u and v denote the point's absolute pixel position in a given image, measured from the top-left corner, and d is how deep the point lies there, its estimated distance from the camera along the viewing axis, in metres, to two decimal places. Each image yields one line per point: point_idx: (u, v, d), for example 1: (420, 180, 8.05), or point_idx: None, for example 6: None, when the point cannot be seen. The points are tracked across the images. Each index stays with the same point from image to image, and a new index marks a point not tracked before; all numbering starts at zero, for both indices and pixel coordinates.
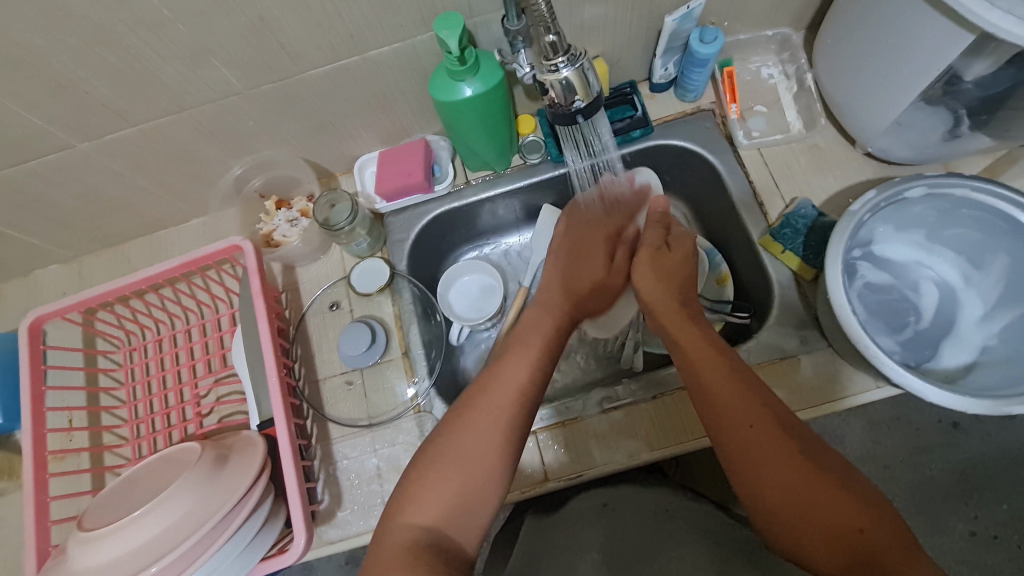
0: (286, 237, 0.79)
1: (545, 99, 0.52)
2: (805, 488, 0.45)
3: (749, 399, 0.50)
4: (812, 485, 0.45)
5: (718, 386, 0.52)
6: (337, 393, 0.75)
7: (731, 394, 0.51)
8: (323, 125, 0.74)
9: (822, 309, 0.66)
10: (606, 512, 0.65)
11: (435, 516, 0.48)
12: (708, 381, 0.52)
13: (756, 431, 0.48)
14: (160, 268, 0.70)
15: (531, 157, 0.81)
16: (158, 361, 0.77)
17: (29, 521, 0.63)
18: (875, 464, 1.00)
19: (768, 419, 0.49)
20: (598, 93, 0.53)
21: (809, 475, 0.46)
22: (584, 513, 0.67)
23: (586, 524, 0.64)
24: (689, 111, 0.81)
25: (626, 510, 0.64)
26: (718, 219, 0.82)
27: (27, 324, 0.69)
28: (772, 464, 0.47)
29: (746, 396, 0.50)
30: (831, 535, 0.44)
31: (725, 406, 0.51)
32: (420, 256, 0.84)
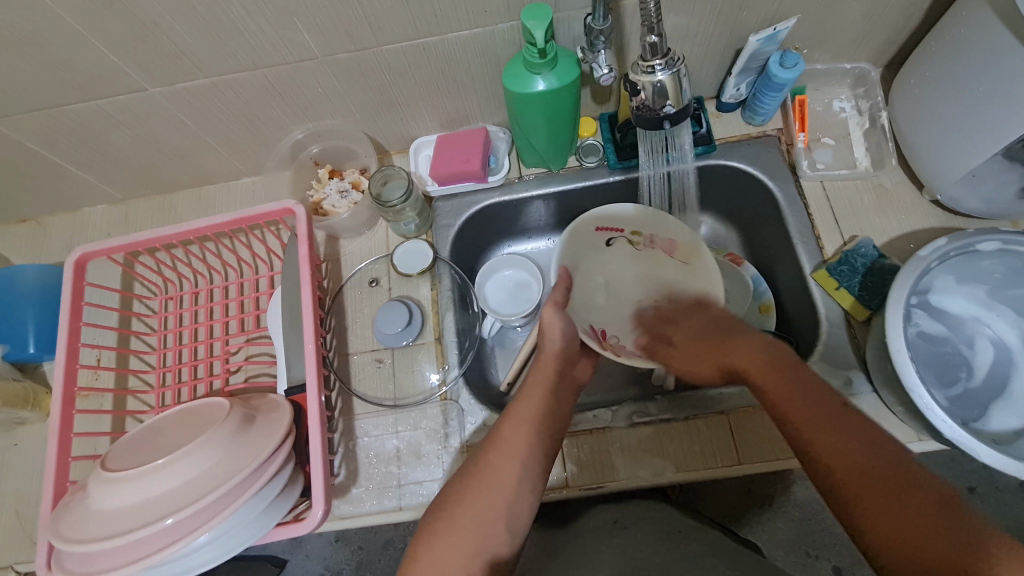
0: (335, 207, 0.79)
1: (633, 100, 0.51)
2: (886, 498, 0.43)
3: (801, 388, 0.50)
4: (884, 496, 0.43)
5: (791, 399, 0.50)
6: (365, 370, 0.74)
7: (800, 400, 0.49)
8: (388, 102, 0.73)
9: (872, 352, 0.64)
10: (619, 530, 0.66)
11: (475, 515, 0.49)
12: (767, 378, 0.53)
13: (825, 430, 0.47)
14: (212, 220, 0.71)
15: (587, 160, 0.81)
16: (192, 313, 0.77)
17: (51, 454, 0.63)
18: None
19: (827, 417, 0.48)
20: (688, 100, 0.50)
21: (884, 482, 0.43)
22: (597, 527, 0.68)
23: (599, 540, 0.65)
24: (754, 135, 0.80)
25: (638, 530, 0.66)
26: (769, 247, 0.81)
27: (73, 258, 0.70)
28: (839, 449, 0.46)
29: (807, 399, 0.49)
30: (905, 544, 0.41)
31: (797, 413, 0.49)
32: (463, 245, 0.84)
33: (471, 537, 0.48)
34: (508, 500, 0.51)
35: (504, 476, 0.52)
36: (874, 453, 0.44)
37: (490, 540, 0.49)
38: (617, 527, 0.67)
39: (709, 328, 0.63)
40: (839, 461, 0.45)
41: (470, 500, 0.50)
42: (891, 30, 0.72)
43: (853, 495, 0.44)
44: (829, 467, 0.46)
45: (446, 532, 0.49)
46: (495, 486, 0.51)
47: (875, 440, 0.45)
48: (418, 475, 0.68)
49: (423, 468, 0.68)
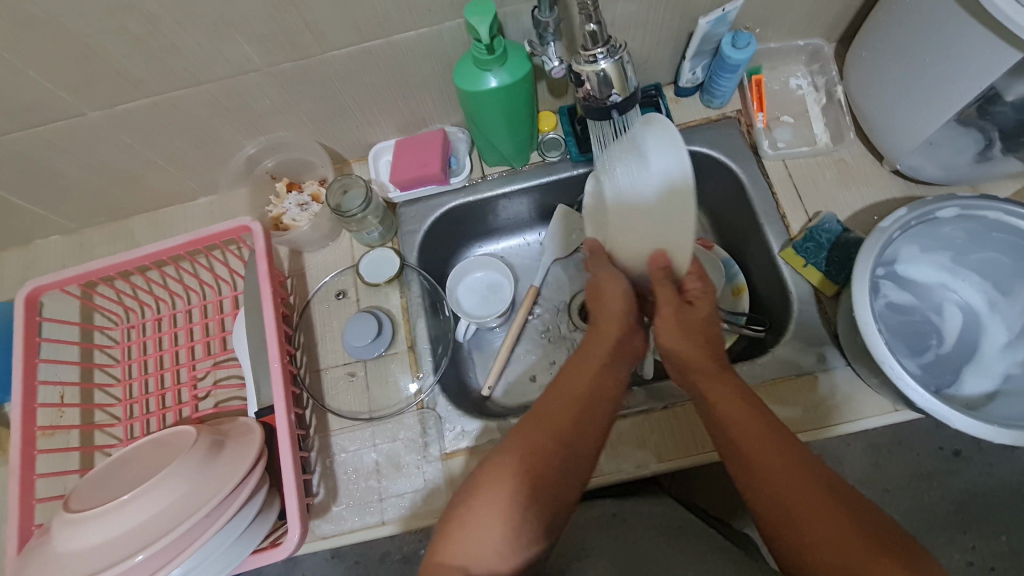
0: (296, 221, 0.77)
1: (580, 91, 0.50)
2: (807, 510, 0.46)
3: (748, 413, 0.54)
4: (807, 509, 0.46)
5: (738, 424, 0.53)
6: (339, 384, 0.73)
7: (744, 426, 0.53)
8: (341, 109, 0.72)
9: (842, 327, 0.64)
10: (616, 523, 0.67)
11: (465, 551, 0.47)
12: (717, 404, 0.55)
13: (761, 451, 0.51)
14: (168, 243, 0.69)
15: (549, 155, 0.80)
16: (156, 340, 0.75)
17: (14, 498, 0.61)
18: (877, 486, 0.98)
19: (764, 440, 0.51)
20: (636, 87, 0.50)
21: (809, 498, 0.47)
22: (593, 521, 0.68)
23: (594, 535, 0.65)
24: (713, 118, 0.80)
25: (635, 523, 0.66)
26: (738, 229, 0.81)
27: (24, 293, 0.67)
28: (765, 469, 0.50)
29: (751, 424, 0.53)
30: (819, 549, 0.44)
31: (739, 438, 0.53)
32: (431, 250, 0.82)
33: (506, 500, 0.49)
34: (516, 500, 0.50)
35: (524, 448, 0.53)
36: (815, 479, 0.48)
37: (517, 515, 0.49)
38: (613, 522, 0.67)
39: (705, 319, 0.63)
40: (777, 483, 0.49)
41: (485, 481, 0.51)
42: (840, 4, 0.72)
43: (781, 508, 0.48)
44: (768, 487, 0.49)
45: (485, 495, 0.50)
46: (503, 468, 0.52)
47: (821, 469, 0.49)
48: (399, 487, 0.67)
49: (404, 480, 0.67)
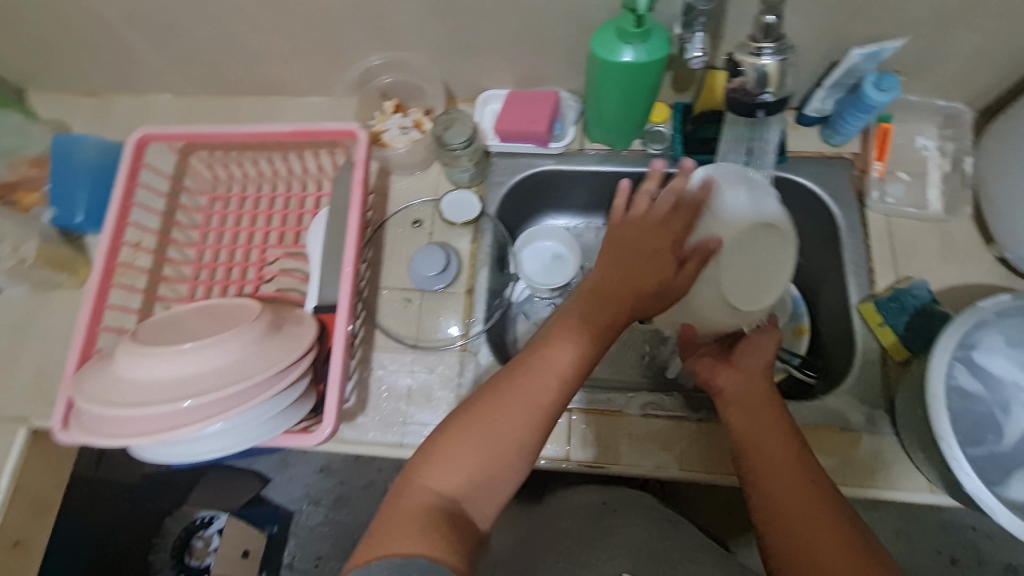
0: (394, 141, 0.78)
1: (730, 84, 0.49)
2: (803, 508, 0.49)
3: (769, 414, 0.55)
4: (804, 508, 0.49)
5: (753, 419, 0.55)
6: (393, 307, 0.74)
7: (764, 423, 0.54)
8: (469, 46, 0.72)
9: (902, 395, 0.63)
10: (607, 511, 0.67)
11: (452, 482, 0.48)
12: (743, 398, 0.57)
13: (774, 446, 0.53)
14: (275, 128, 0.71)
15: (652, 147, 0.79)
16: (237, 217, 0.78)
17: (83, 321, 0.65)
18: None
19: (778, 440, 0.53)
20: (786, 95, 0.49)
21: (808, 499, 0.49)
22: (586, 507, 0.69)
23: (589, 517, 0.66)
24: (827, 155, 0.77)
25: (626, 513, 0.66)
26: (818, 271, 0.79)
27: (136, 139, 0.72)
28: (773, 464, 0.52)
29: (771, 423, 0.54)
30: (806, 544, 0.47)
31: (749, 431, 0.55)
32: (509, 207, 0.83)
33: (476, 466, 0.49)
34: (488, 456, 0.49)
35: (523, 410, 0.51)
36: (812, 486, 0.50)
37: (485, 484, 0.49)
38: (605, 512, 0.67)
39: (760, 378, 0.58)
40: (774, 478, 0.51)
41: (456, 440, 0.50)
42: (999, 73, 0.68)
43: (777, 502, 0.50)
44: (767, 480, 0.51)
45: (465, 446, 0.49)
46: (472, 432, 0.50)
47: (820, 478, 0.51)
48: (425, 417, 0.69)
49: (431, 411, 0.69)
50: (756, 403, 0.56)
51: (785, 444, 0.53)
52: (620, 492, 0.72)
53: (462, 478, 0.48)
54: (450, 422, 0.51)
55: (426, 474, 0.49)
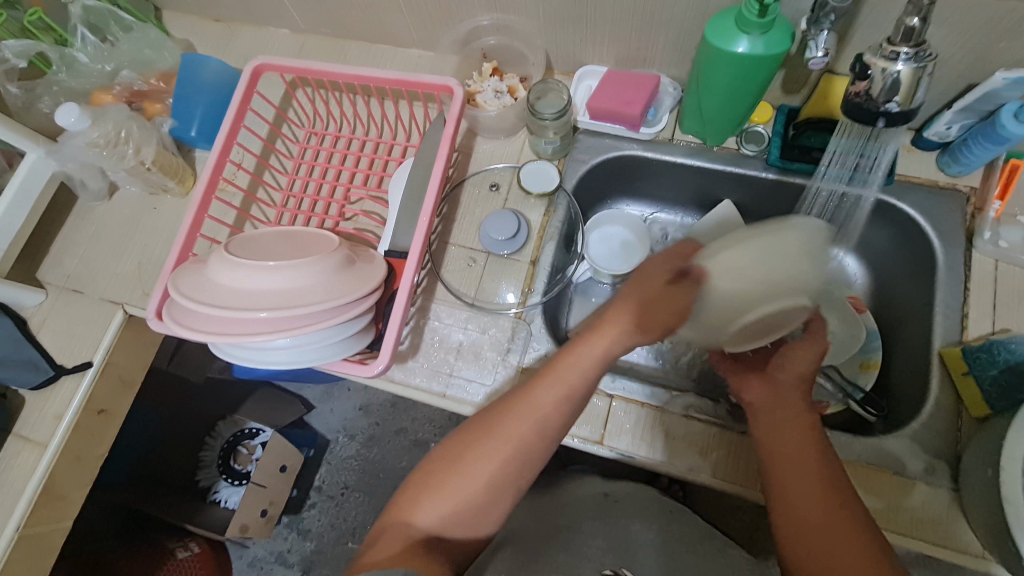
0: (487, 103, 0.80)
1: (858, 85, 0.48)
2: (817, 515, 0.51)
3: (798, 423, 0.56)
4: (822, 516, 0.50)
5: (781, 426, 0.56)
6: (458, 263, 0.77)
7: (791, 432, 0.55)
8: (578, 17, 0.72)
9: (973, 452, 0.59)
10: (608, 502, 0.73)
11: (436, 518, 0.54)
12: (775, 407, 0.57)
13: (797, 456, 0.54)
14: (379, 74, 0.74)
15: (747, 147, 0.76)
16: (329, 153, 0.82)
17: (184, 227, 0.71)
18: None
19: (803, 449, 0.54)
20: (918, 103, 0.48)
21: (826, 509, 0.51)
22: (589, 498, 0.74)
23: (591, 507, 0.72)
24: (941, 184, 0.72)
25: (626, 505, 0.72)
26: (902, 307, 0.75)
27: (253, 66, 0.76)
28: (795, 471, 0.53)
29: (800, 434, 0.55)
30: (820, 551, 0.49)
31: (777, 436, 0.55)
32: (586, 187, 0.83)
33: (467, 492, 0.55)
34: (467, 496, 0.55)
35: (509, 452, 0.55)
36: (831, 494, 0.51)
37: (461, 511, 0.55)
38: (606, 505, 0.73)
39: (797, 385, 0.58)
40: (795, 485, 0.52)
41: (435, 481, 0.56)
42: None
43: (796, 512, 0.52)
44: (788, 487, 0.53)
45: (435, 494, 0.55)
46: (444, 486, 0.55)
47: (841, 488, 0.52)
48: (470, 374, 0.71)
49: (476, 370, 0.71)
50: (786, 411, 0.56)
51: (808, 454, 0.54)
52: (622, 487, 0.78)
53: (438, 515, 0.54)
54: (449, 441, 0.58)
55: (407, 506, 0.56)
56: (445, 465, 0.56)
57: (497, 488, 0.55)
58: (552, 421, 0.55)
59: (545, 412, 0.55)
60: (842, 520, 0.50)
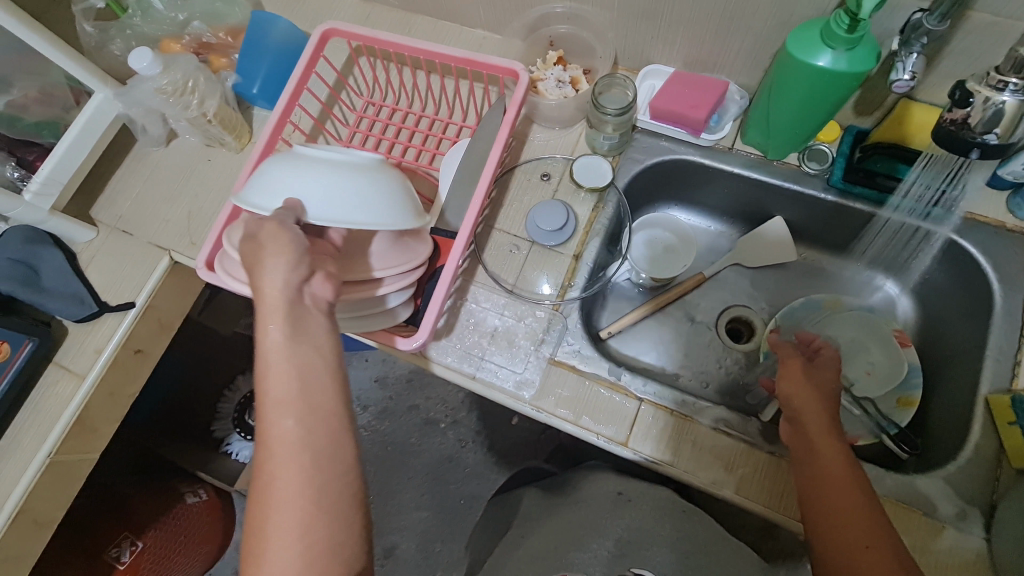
0: (547, 92, 0.79)
1: (954, 113, 0.49)
2: (850, 535, 0.49)
3: (828, 435, 0.55)
4: (858, 537, 0.48)
5: (817, 441, 0.54)
6: (501, 248, 0.77)
7: (826, 448, 0.54)
8: (653, 14, 0.70)
9: (1010, 503, 0.57)
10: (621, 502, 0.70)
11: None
12: (808, 423, 0.56)
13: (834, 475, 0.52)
14: (446, 50, 0.74)
15: (809, 164, 0.74)
16: (384, 125, 0.82)
17: (239, 182, 0.72)
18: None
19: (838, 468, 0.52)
20: (1015, 139, 0.49)
21: (863, 533, 0.48)
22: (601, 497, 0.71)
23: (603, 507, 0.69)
24: (1009, 226, 0.69)
25: (641, 505, 0.69)
26: (951, 346, 0.72)
27: (322, 30, 0.77)
28: (828, 489, 0.52)
29: (834, 447, 0.54)
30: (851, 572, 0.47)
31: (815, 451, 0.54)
32: (637, 186, 0.82)
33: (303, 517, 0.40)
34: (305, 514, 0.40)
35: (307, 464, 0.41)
36: (864, 514, 0.49)
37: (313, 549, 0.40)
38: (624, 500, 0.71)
39: (824, 395, 0.58)
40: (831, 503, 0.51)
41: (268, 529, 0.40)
42: None
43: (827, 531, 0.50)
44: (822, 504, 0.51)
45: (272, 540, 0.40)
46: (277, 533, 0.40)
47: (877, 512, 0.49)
48: (501, 360, 0.71)
49: (508, 356, 0.71)
50: (818, 422, 0.56)
51: (846, 471, 0.52)
52: (637, 485, 0.75)
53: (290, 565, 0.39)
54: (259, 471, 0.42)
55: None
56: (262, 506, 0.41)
57: (328, 513, 0.41)
58: (317, 418, 0.43)
59: (296, 408, 0.43)
60: (868, 539, 0.48)
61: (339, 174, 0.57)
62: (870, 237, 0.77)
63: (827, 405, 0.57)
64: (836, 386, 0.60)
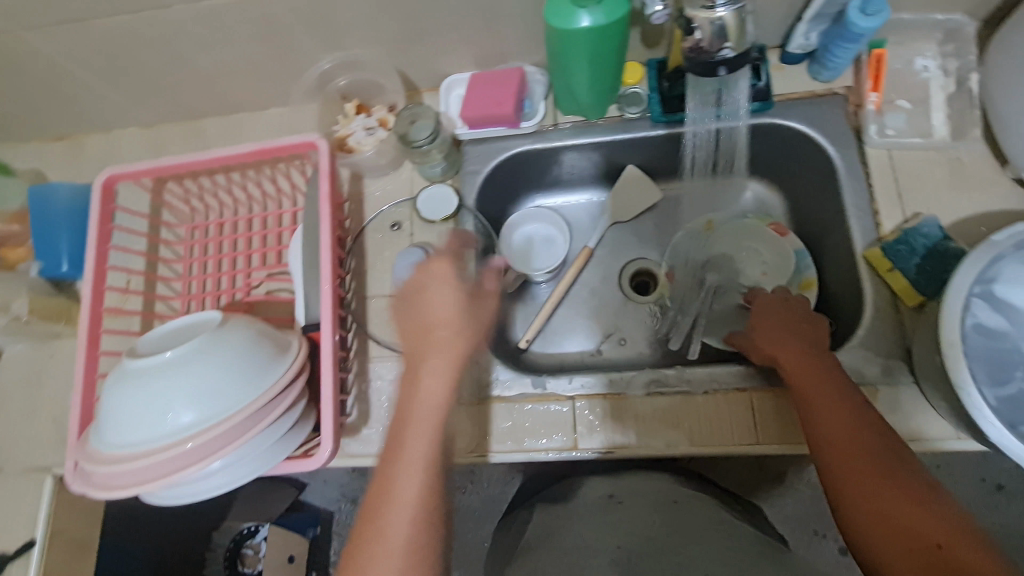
0: (360, 144, 0.76)
1: (690, 40, 0.50)
2: (860, 460, 0.50)
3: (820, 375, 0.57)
4: (867, 460, 0.50)
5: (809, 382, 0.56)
6: (383, 314, 0.73)
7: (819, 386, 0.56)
8: (421, 32, 0.69)
9: (919, 343, 0.60)
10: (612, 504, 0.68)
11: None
12: (798, 367, 0.58)
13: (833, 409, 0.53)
14: (235, 151, 0.69)
15: (629, 110, 0.75)
16: (217, 244, 0.77)
17: (79, 372, 0.66)
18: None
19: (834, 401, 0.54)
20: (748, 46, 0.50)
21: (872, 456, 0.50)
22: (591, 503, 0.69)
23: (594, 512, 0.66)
24: (819, 92, 0.72)
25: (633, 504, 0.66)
26: (819, 218, 0.75)
27: (101, 181, 0.71)
28: (828, 421, 0.53)
29: (825, 382, 0.56)
30: (870, 495, 0.48)
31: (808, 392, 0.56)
32: (489, 194, 0.81)
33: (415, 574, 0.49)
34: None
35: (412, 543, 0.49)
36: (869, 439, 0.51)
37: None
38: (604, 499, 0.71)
39: (803, 343, 0.61)
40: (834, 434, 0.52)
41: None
42: None
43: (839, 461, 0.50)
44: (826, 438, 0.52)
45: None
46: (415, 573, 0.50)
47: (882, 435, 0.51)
48: None
49: None
50: (807, 364, 0.58)
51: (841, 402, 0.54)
52: (628, 482, 0.72)
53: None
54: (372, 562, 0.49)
55: None
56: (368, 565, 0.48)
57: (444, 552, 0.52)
58: (428, 522, 0.50)
59: (416, 471, 0.51)
60: (877, 462, 0.49)
61: (157, 377, 0.56)
62: (688, 159, 0.76)
63: (810, 350, 0.60)
64: (811, 330, 0.63)
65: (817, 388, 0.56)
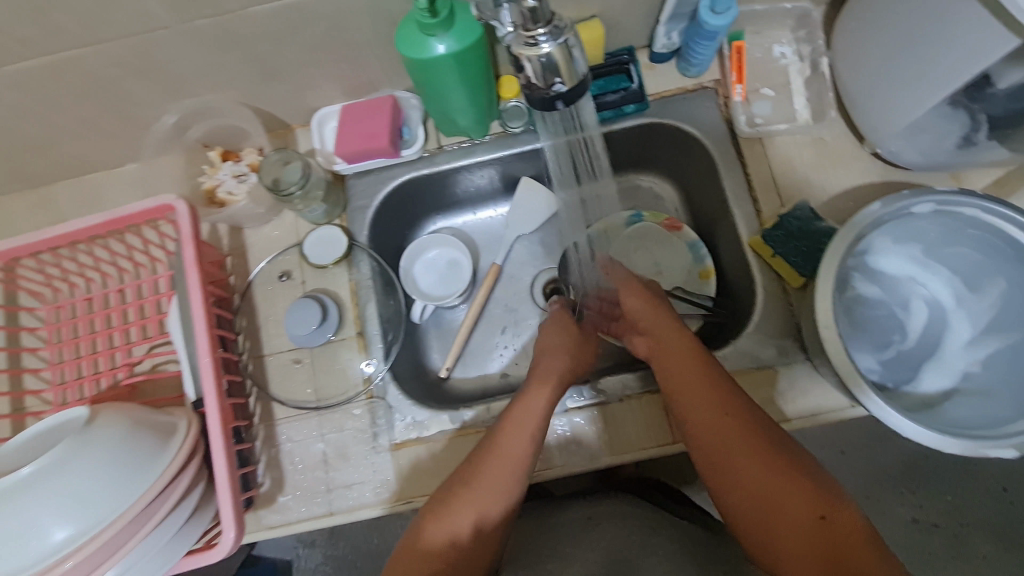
0: (232, 194, 0.71)
1: (521, 77, 0.48)
2: (732, 433, 0.54)
3: (688, 355, 0.59)
4: (739, 432, 0.53)
5: (680, 366, 0.59)
6: (285, 371, 0.69)
7: (684, 365, 0.59)
8: (275, 72, 0.64)
9: (805, 323, 0.62)
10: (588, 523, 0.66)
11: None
12: (667, 351, 0.61)
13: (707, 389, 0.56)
14: (83, 224, 0.63)
15: (512, 125, 0.74)
16: (86, 323, 0.71)
17: None
18: (832, 449, 1.04)
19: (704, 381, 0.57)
20: (582, 74, 0.48)
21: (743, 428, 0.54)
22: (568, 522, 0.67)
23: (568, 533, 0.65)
24: (689, 88, 0.73)
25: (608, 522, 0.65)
26: (707, 209, 0.77)
27: None
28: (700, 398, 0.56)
29: (693, 361, 0.59)
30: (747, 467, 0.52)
31: (677, 374, 0.59)
32: (383, 226, 0.78)
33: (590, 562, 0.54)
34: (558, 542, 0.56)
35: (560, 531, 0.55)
36: (738, 409, 0.55)
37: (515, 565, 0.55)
38: (545, 516, 0.71)
39: (670, 324, 0.63)
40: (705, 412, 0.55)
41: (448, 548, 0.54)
42: None
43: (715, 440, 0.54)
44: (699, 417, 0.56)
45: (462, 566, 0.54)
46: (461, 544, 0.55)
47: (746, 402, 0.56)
48: (347, 478, 0.65)
49: (351, 470, 0.65)
50: (677, 346, 0.61)
51: (708, 377, 0.57)
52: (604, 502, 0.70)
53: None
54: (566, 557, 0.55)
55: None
56: (441, 508, 0.56)
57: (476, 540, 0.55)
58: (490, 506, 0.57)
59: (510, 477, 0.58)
60: (749, 433, 0.53)
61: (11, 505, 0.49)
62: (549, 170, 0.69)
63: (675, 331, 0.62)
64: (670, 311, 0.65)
65: (685, 368, 0.59)
